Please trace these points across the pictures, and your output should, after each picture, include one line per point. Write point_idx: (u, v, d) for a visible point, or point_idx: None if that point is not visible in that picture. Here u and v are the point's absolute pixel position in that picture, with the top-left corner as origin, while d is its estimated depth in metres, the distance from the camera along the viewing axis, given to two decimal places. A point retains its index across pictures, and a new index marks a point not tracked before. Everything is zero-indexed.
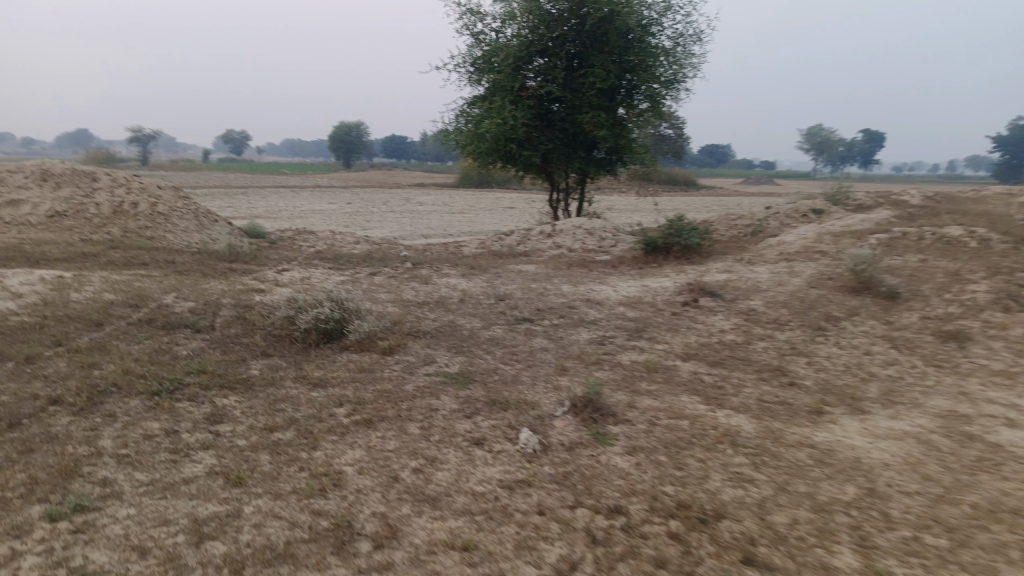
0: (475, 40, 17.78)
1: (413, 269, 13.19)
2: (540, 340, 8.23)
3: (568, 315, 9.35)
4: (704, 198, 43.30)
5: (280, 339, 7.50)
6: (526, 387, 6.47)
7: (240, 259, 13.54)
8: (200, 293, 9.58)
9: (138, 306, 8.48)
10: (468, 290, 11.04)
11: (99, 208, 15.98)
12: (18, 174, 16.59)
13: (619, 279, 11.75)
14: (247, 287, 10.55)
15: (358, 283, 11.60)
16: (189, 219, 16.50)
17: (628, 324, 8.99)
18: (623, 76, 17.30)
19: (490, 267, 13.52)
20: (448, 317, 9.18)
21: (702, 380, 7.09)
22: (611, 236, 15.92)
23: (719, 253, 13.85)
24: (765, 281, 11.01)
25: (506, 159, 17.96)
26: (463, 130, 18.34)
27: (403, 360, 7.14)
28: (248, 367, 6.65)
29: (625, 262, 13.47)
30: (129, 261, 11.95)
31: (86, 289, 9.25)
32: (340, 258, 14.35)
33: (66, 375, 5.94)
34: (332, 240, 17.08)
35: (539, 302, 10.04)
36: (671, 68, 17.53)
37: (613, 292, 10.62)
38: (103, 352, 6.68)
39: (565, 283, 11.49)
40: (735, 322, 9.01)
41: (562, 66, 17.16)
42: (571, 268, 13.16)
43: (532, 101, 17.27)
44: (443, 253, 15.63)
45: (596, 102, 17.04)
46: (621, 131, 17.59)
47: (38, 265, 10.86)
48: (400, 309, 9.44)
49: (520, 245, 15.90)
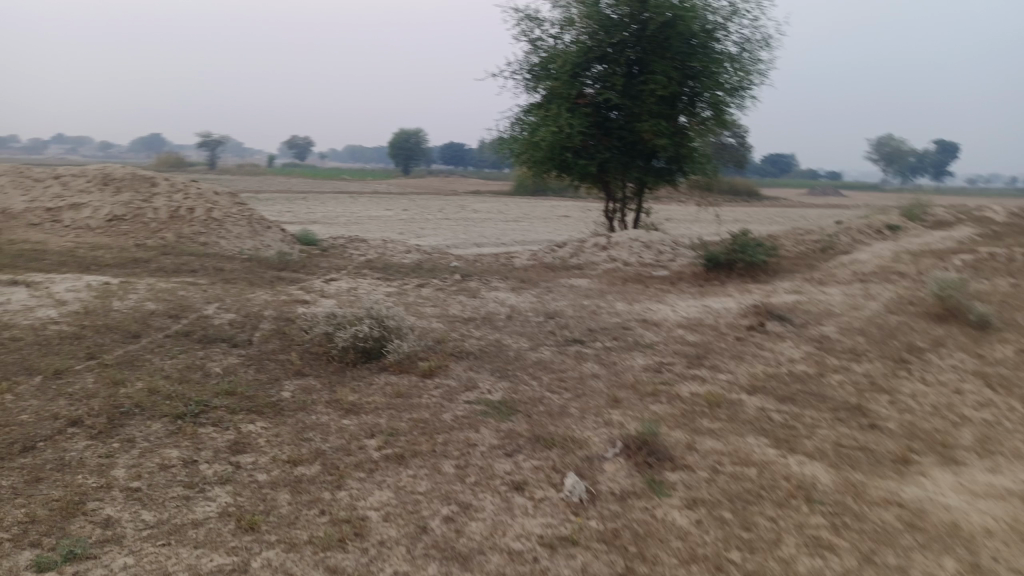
0: (533, 47, 17.35)
1: (462, 281, 12.78)
2: (592, 365, 7.66)
3: (623, 337, 8.75)
4: (765, 210, 41.95)
5: (317, 357, 7.12)
6: (575, 421, 5.91)
7: (289, 267, 13.38)
8: (243, 303, 9.34)
9: (178, 317, 8.27)
10: (518, 305, 10.54)
11: (157, 212, 16.13)
12: (82, 178, 16.89)
13: (678, 298, 11.08)
14: (291, 297, 10.30)
15: (405, 295, 11.24)
16: (242, 225, 16.51)
17: (688, 349, 8.33)
18: (686, 83, 16.60)
19: (542, 280, 13.02)
20: (495, 336, 8.69)
21: (771, 419, 6.40)
22: (669, 250, 15.22)
23: (786, 271, 13.01)
24: (838, 305, 10.18)
25: (561, 168, 17.42)
26: (517, 138, 17.90)
27: (444, 385, 6.66)
28: (280, 388, 6.29)
29: (684, 278, 12.77)
30: (178, 268, 11.89)
31: (131, 297, 9.12)
32: (389, 268, 14.05)
33: (91, 394, 5.68)
34: (382, 248, 16.84)
35: (592, 321, 9.47)
36: (736, 74, 16.78)
37: (671, 313, 9.97)
38: (134, 368, 6.42)
39: (620, 301, 10.88)
40: (805, 352, 8.26)
41: (621, 73, 16.57)
42: (626, 284, 12.54)
43: (590, 108, 16.74)
44: (494, 265, 15.19)
45: (657, 110, 16.38)
46: (682, 140, 16.84)
47: (90, 271, 10.86)
48: (445, 326, 9.00)
49: (573, 257, 15.34)
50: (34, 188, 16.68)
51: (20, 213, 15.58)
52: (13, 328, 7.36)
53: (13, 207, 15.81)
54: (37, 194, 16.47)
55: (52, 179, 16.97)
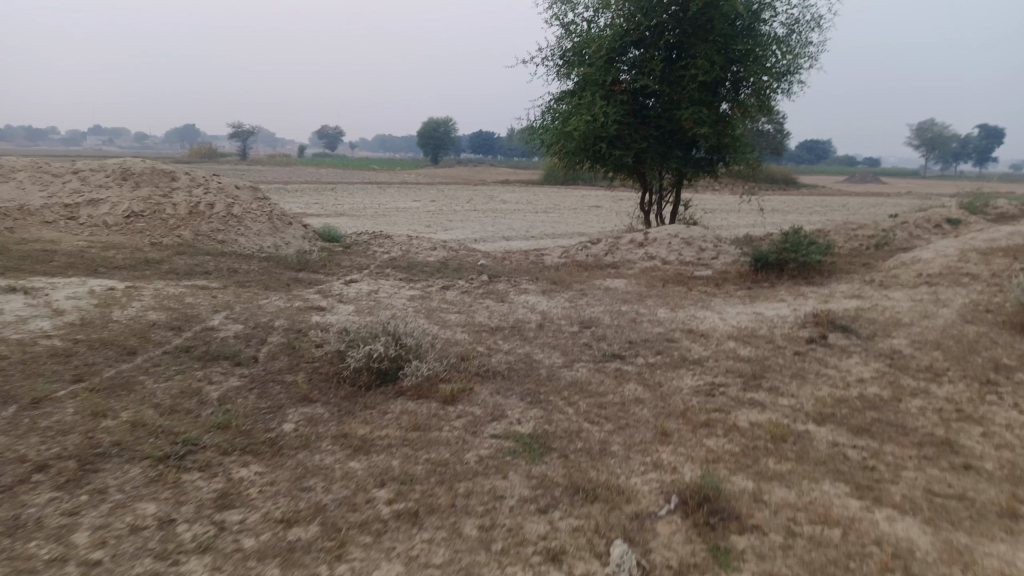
0: (565, 31, 16.41)
1: (489, 282, 12.00)
2: (635, 387, 6.82)
3: (668, 352, 7.88)
4: (804, 200, 40.48)
5: (327, 378, 6.37)
6: (619, 462, 5.07)
7: (309, 267, 12.72)
8: (254, 312, 8.65)
9: (181, 330, 7.59)
10: (549, 312, 9.73)
11: (176, 207, 15.59)
12: (101, 174, 16.47)
13: (725, 303, 10.16)
14: (307, 303, 9.60)
15: (429, 300, 10.49)
16: (263, 221, 15.91)
17: (741, 368, 7.44)
18: (729, 67, 15.56)
19: (575, 281, 12.19)
20: (525, 350, 7.89)
21: (847, 459, 5.51)
22: (711, 247, 14.26)
23: (841, 272, 11.98)
24: (906, 313, 9.17)
25: (595, 158, 16.52)
26: (549, 127, 16.99)
27: (468, 413, 5.87)
28: (282, 417, 5.56)
29: (729, 279, 11.84)
30: (192, 269, 11.29)
31: (134, 305, 8.48)
32: (414, 268, 13.32)
33: (67, 428, 5.00)
34: (408, 245, 16.11)
35: (632, 332, 8.60)
36: (784, 58, 15.69)
37: (719, 321, 9.06)
38: (122, 395, 5.74)
39: (661, 306, 10.00)
40: (875, 373, 7.31)
41: (659, 58, 15.57)
42: (667, 286, 11.63)
43: (626, 96, 15.80)
44: (523, 263, 14.36)
45: (697, 96, 15.38)
46: (725, 129, 15.81)
47: (99, 274, 10.29)
48: (471, 338, 8.22)
49: (608, 255, 14.45)
50: (52, 184, 16.24)
51: (38, 209, 15.14)
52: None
53: (30, 203, 15.38)
54: (54, 189, 16.02)
55: (70, 174, 16.53)
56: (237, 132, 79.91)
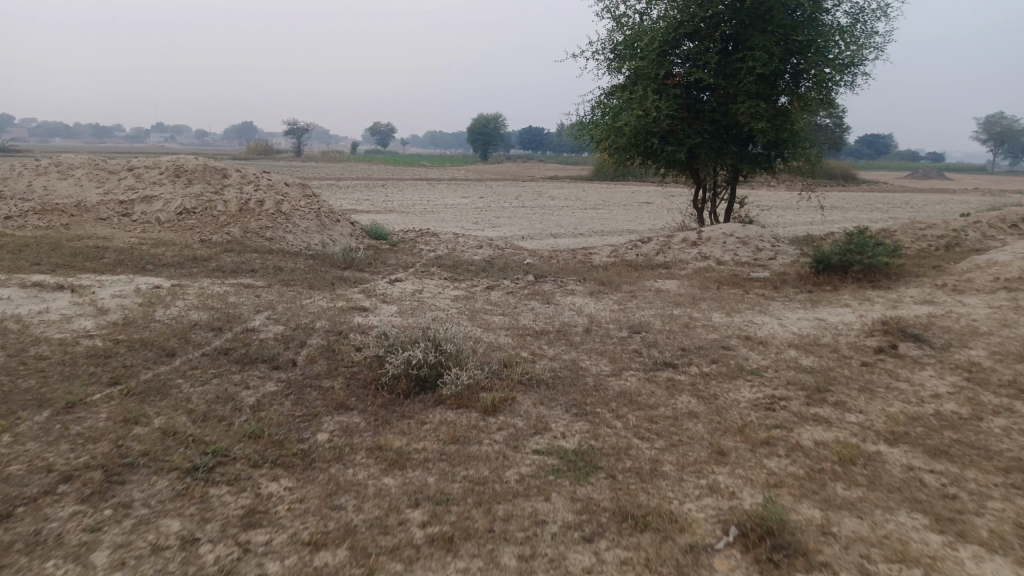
0: (617, 24, 15.93)
1: (536, 282, 11.67)
2: (688, 399, 6.41)
3: (723, 361, 7.43)
4: (865, 196, 38.96)
5: (365, 385, 6.14)
6: (671, 485, 4.69)
7: (354, 265, 12.60)
8: (295, 312, 8.52)
9: (221, 330, 7.49)
10: (597, 315, 9.35)
11: (227, 204, 15.70)
12: (155, 171, 16.72)
13: (784, 307, 9.62)
14: (349, 303, 9.44)
15: (473, 300, 10.23)
16: (311, 218, 15.89)
17: (804, 380, 6.95)
18: (788, 59, 14.87)
19: (625, 281, 11.77)
20: (571, 356, 7.54)
21: (924, 486, 5.01)
22: (769, 247, 13.65)
23: (910, 274, 11.27)
24: (984, 321, 8.49)
25: (646, 154, 16.02)
26: (598, 122, 16.53)
27: (510, 426, 5.56)
28: (317, 426, 5.34)
29: (788, 282, 11.26)
30: (238, 267, 11.27)
31: (177, 304, 8.44)
32: (459, 267, 13.08)
33: (97, 435, 4.88)
34: (454, 243, 15.90)
35: (685, 338, 8.16)
36: (848, 49, 14.90)
37: (778, 328, 8.55)
38: (157, 399, 5.61)
39: (716, 310, 9.51)
40: (953, 387, 6.73)
41: (715, 50, 14.98)
42: (722, 288, 11.12)
43: (679, 90, 15.25)
44: (571, 263, 13.99)
45: (755, 89, 14.74)
46: (784, 123, 15.10)
47: (146, 272, 10.33)
48: (515, 343, 7.91)
49: (659, 254, 13.97)
50: (108, 181, 16.55)
51: (94, 206, 15.43)
52: (42, 343, 6.73)
53: (87, 200, 15.70)
54: (110, 186, 16.32)
55: (125, 171, 16.82)
56: (292, 129, 81.31)
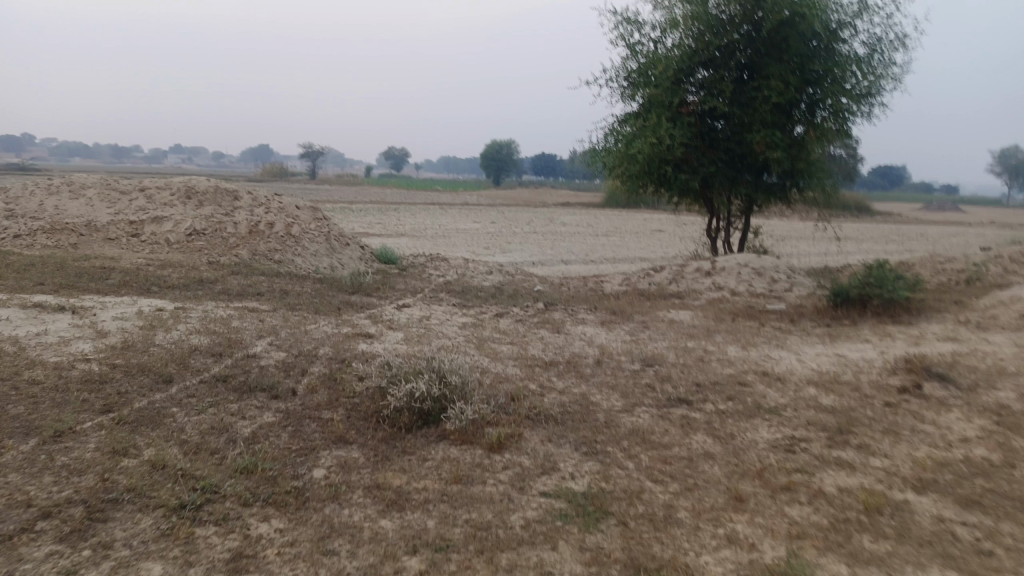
0: (631, 51, 15.84)
1: (545, 310, 11.43)
2: (703, 438, 6.12)
3: (740, 398, 7.14)
4: (879, 227, 38.60)
5: (365, 418, 5.89)
6: (687, 535, 4.41)
7: (362, 290, 12.41)
8: (299, 337, 8.31)
9: (221, 356, 7.28)
10: (609, 346, 9.08)
11: (236, 226, 15.61)
12: (166, 192, 16.68)
13: (802, 341, 9.33)
14: (354, 329, 9.23)
15: (482, 328, 10.00)
16: (320, 241, 15.77)
17: (824, 420, 6.65)
18: (805, 88, 14.73)
19: (637, 311, 11.51)
20: (581, 390, 7.27)
21: (957, 540, 4.69)
22: (785, 279, 13.39)
23: (931, 309, 10.96)
24: (1011, 361, 8.17)
25: (659, 182, 15.83)
26: (611, 149, 16.38)
27: (517, 464, 5.29)
28: (313, 461, 5.10)
29: (805, 315, 10.97)
30: (244, 290, 11.11)
31: (179, 328, 8.25)
32: (468, 293, 12.87)
33: (83, 468, 4.65)
34: (464, 268, 15.72)
35: (700, 373, 7.87)
36: (865, 79, 14.75)
37: (796, 364, 8.25)
38: (149, 430, 5.39)
39: (731, 344, 9.23)
40: (982, 431, 6.41)
41: (730, 78, 14.86)
42: (737, 320, 10.84)
43: (694, 118, 15.10)
44: (582, 291, 13.75)
45: (771, 119, 14.56)
46: (800, 153, 14.88)
47: (151, 294, 10.18)
48: (523, 374, 7.65)
49: (672, 284, 13.71)
50: (119, 201, 16.53)
51: (105, 225, 15.39)
52: (37, 367, 6.54)
53: (98, 219, 15.66)
54: (121, 207, 16.28)
55: (137, 192, 16.80)
56: (307, 152, 81.99)
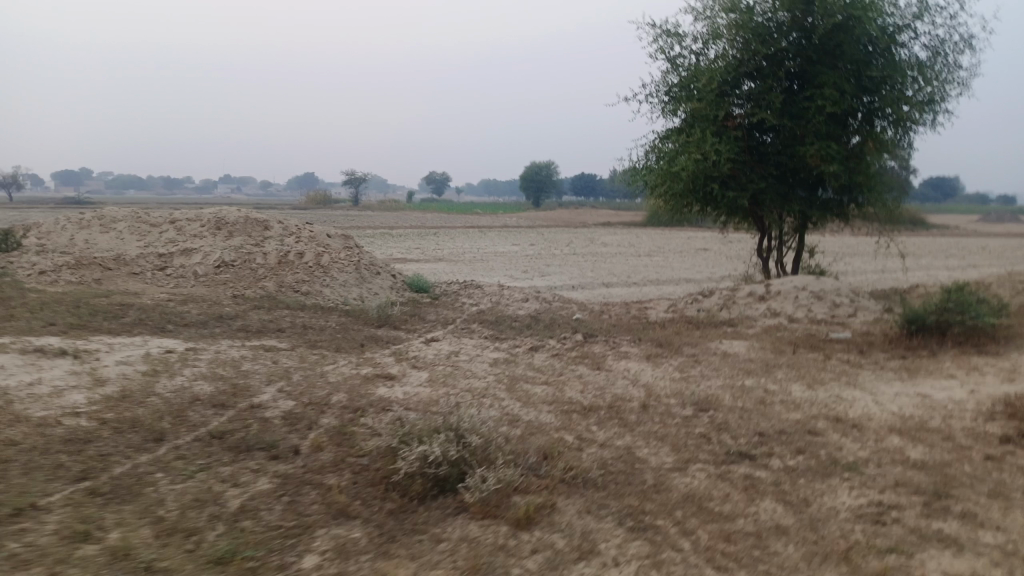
0: (672, 65, 14.96)
1: (585, 343, 10.54)
2: (772, 506, 5.14)
3: (811, 453, 6.13)
4: (937, 241, 36.61)
5: (373, 484, 5.08)
6: None
7: (389, 322, 11.70)
8: (313, 381, 7.57)
9: (223, 406, 6.58)
10: (655, 386, 8.14)
11: (265, 257, 15.13)
12: (196, 224, 16.35)
13: (877, 378, 8.25)
14: (375, 369, 8.47)
15: (516, 365, 9.16)
16: (350, 270, 15.15)
17: (915, 479, 5.61)
18: (861, 97, 13.67)
19: (686, 342, 10.54)
20: (625, 442, 6.36)
21: None
22: (848, 303, 12.29)
23: (1021, 337, 9.75)
24: None
25: (705, 201, 14.84)
26: (653, 168, 15.46)
27: (549, 546, 4.41)
28: (307, 545, 4.30)
29: (876, 346, 9.87)
30: (264, 326, 10.49)
31: (184, 373, 7.60)
32: (502, 323, 12.06)
33: (32, 559, 3.93)
34: (499, 296, 14.92)
35: (762, 419, 6.88)
36: (928, 85, 13.62)
37: (874, 408, 7.18)
38: (122, 506, 4.66)
39: (794, 381, 8.20)
40: None
41: (780, 89, 13.86)
42: (798, 351, 9.79)
43: (741, 132, 14.11)
44: (624, 319, 12.82)
45: (825, 131, 13.52)
46: (858, 165, 13.77)
47: (166, 332, 9.62)
48: (559, 423, 6.77)
49: (722, 310, 12.70)
50: (149, 234, 16.23)
51: (133, 259, 15.07)
52: (18, 424, 5.91)
53: (127, 253, 15.36)
54: (151, 239, 15.97)
55: (167, 224, 16.49)
56: (349, 178, 82.72)
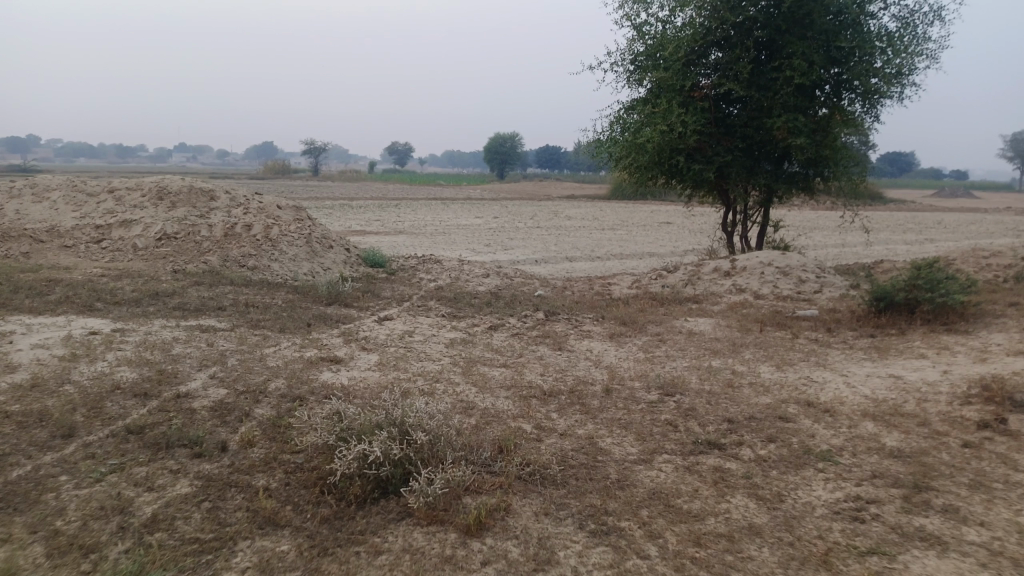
0: (638, 33, 14.40)
1: (546, 321, 10.07)
2: (744, 503, 4.77)
3: (783, 442, 5.78)
4: (896, 215, 36.99)
5: (307, 486, 4.56)
6: None
7: (340, 300, 11.07)
8: (250, 366, 6.97)
9: (146, 396, 5.95)
10: (619, 367, 7.72)
11: (211, 229, 14.30)
12: (137, 193, 15.39)
13: (847, 359, 7.96)
14: (321, 351, 7.88)
15: (473, 346, 8.66)
16: (301, 244, 14.38)
17: (892, 470, 5.29)
18: (829, 68, 13.32)
19: (651, 319, 10.15)
20: (587, 431, 5.92)
21: None
22: (813, 279, 12.05)
23: (989, 315, 9.56)
24: None
25: (670, 173, 14.40)
26: (617, 139, 14.95)
27: (501, 556, 3.95)
28: (225, 562, 3.78)
29: (844, 324, 9.61)
30: (204, 304, 9.79)
31: (108, 358, 6.93)
32: (460, 300, 11.52)
33: None
34: (458, 271, 14.36)
35: (731, 404, 6.51)
36: (897, 56, 13.30)
37: (846, 392, 6.87)
38: (11, 520, 4.06)
39: (763, 363, 7.85)
40: None
41: (748, 58, 13.42)
42: (766, 329, 9.48)
43: (708, 103, 13.68)
44: (587, 295, 12.40)
45: (793, 102, 13.15)
46: (825, 138, 13.45)
47: (93, 311, 8.87)
48: (516, 411, 6.31)
49: (687, 286, 12.36)
50: (86, 204, 15.24)
51: (68, 231, 14.11)
52: None
53: (61, 224, 14.39)
54: (87, 210, 14.98)
55: (105, 194, 15.49)
56: (309, 147, 80.63)
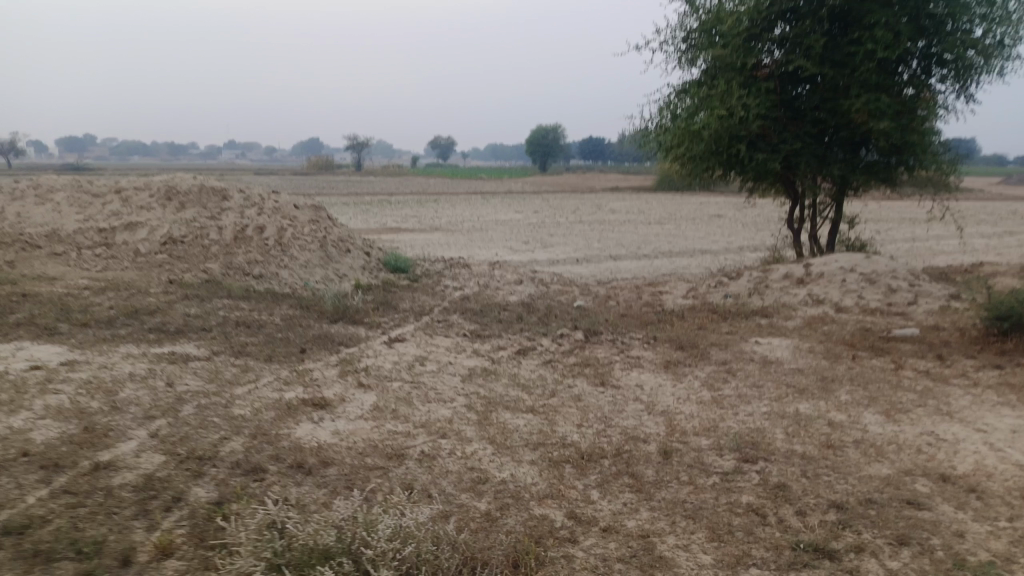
0: (691, 6, 12.55)
1: (587, 343, 8.41)
2: None
3: (921, 547, 4.06)
4: (966, 205, 34.20)
5: None
6: None
7: (348, 316, 9.58)
8: (209, 417, 5.51)
9: (54, 470, 4.51)
10: (678, 415, 6.04)
11: (221, 232, 12.97)
12: (145, 192, 14.15)
13: (975, 406, 6.12)
14: (306, 391, 6.39)
15: (496, 379, 7.05)
16: (314, 249, 12.93)
17: None
18: (917, 40, 11.28)
19: (714, 340, 8.41)
20: (640, 522, 4.29)
21: None
22: (905, 288, 10.13)
23: None
24: None
25: (729, 164, 12.53)
26: (667, 127, 13.15)
27: None
28: None
29: (956, 349, 7.73)
30: (189, 323, 8.40)
31: (36, 405, 5.54)
32: (487, 314, 9.93)
33: None
34: (488, 277, 12.79)
35: (834, 480, 4.79)
36: (1000, 23, 11.17)
37: (990, 461, 5.08)
38: None
39: (866, 409, 6.07)
40: None
41: (820, 32, 11.47)
42: (858, 357, 7.65)
43: (773, 83, 11.78)
44: (635, 306, 10.68)
45: (875, 80, 11.18)
46: (912, 122, 11.44)
47: (53, 336, 7.56)
48: (544, 487, 4.70)
49: (752, 297, 10.57)
50: (91, 205, 14.08)
51: (68, 235, 12.98)
52: None
53: (62, 228, 13.25)
54: (91, 211, 13.82)
55: (112, 194, 14.30)
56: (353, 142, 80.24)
